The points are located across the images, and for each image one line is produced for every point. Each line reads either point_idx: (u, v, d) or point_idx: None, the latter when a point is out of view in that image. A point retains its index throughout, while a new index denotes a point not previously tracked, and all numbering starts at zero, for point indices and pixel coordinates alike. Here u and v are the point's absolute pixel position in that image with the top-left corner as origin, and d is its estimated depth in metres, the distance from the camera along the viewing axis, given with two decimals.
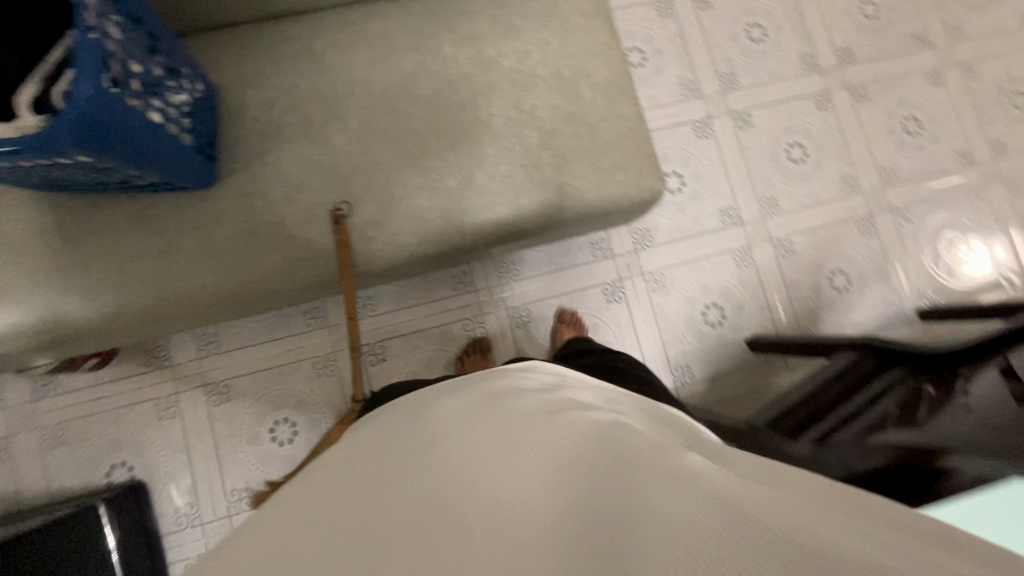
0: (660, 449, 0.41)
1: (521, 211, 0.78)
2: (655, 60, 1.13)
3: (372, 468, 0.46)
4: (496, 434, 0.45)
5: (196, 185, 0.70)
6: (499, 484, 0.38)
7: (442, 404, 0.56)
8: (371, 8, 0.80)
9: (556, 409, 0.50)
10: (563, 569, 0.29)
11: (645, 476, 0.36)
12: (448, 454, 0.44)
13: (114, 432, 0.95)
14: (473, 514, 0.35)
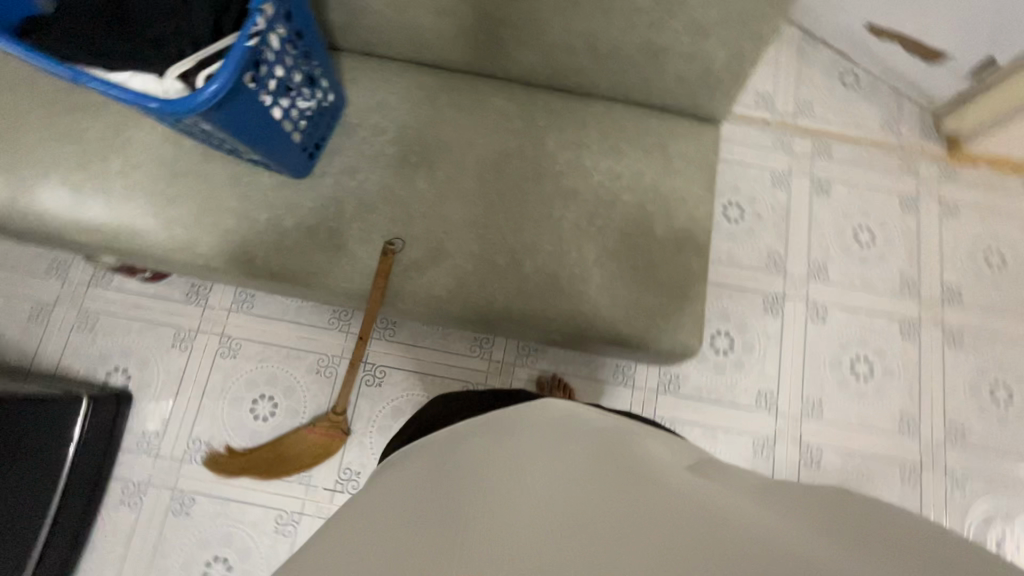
0: (674, 483, 0.40)
1: (551, 313, 0.79)
2: (750, 222, 1.13)
3: (390, 504, 0.44)
4: (509, 459, 0.44)
5: (288, 172, 0.79)
6: (510, 512, 0.37)
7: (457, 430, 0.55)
8: (502, 85, 0.87)
9: (569, 428, 0.49)
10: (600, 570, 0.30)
11: (657, 511, 0.36)
12: (461, 485, 0.42)
13: (133, 340, 1.04)
14: (490, 539, 0.34)
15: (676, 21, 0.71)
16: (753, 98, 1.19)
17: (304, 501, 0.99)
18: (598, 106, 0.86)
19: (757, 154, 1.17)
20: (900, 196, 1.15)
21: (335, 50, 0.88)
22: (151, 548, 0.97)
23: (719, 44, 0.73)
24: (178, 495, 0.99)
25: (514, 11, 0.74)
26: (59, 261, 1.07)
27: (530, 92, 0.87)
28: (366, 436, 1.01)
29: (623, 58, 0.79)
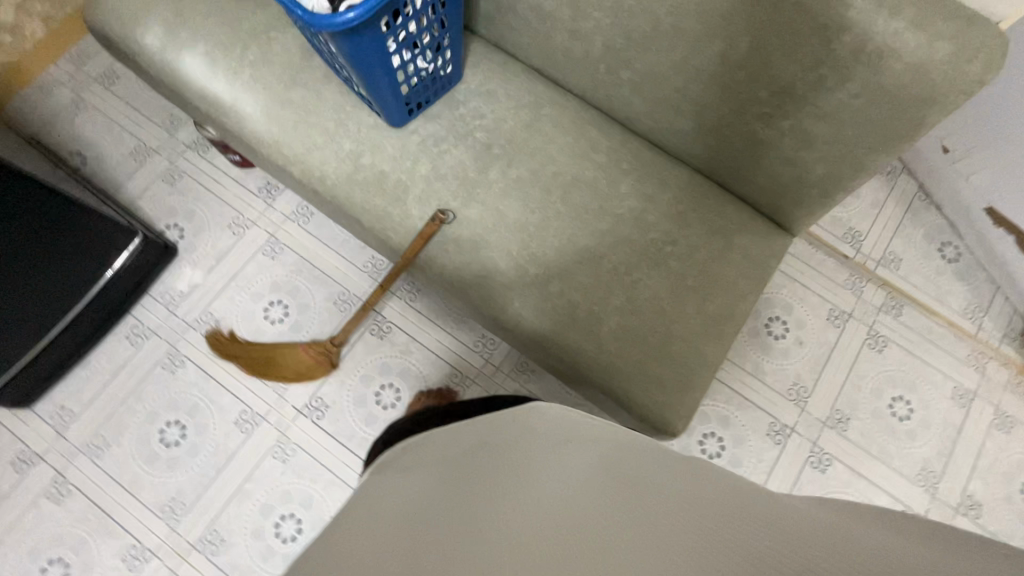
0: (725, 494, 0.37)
1: (557, 337, 0.80)
2: (789, 344, 1.10)
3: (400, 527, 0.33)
4: (543, 465, 0.41)
5: (386, 117, 0.85)
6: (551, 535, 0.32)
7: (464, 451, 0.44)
8: (603, 120, 0.90)
9: (595, 438, 0.46)
10: None
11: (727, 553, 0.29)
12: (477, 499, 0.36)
13: (200, 207, 1.14)
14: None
15: (785, 122, 0.71)
16: (843, 229, 1.17)
17: (272, 408, 1.04)
18: (682, 173, 0.88)
19: (824, 283, 1.14)
20: (956, 385, 1.08)
21: (473, 33, 0.94)
22: (131, 387, 1.04)
23: (819, 160, 0.73)
24: (173, 353, 1.06)
25: (640, 56, 0.77)
26: (175, 119, 1.20)
27: (625, 136, 0.89)
28: (349, 377, 1.06)
29: (723, 137, 0.80)
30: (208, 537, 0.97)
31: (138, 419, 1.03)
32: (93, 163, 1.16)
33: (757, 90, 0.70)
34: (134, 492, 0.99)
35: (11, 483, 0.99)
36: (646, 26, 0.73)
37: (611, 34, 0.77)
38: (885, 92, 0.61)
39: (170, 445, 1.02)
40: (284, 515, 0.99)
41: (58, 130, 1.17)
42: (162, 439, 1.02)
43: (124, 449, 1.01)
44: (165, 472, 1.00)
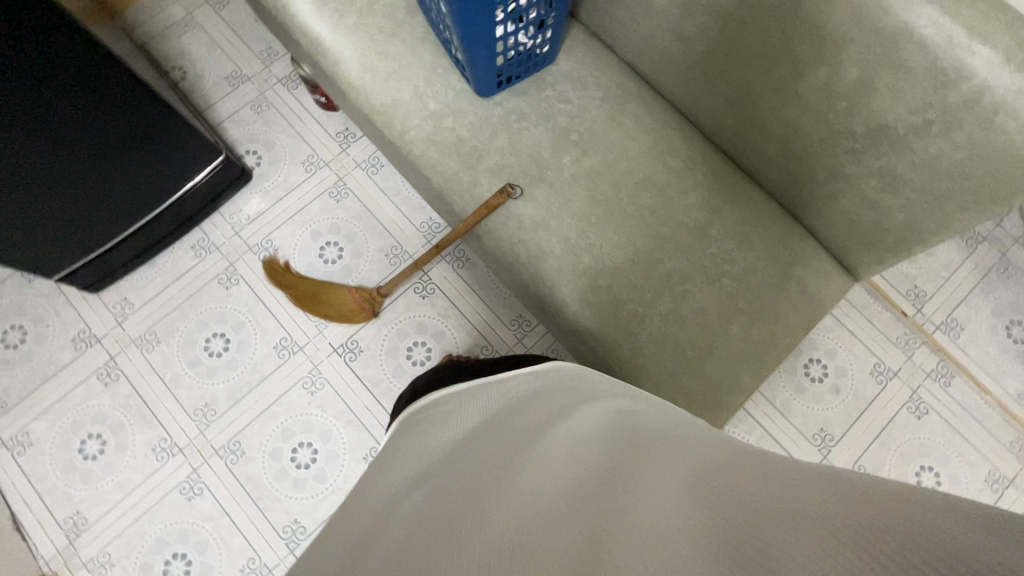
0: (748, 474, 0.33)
1: (595, 331, 0.81)
2: (823, 389, 1.08)
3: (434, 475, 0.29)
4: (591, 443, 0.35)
5: (475, 86, 0.87)
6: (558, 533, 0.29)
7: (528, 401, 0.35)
8: (685, 127, 0.90)
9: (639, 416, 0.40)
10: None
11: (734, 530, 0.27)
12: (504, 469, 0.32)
13: (280, 139, 1.19)
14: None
15: (876, 162, 0.69)
16: (907, 286, 1.12)
17: (310, 341, 1.09)
18: (754, 195, 0.87)
19: (874, 336, 1.10)
20: (991, 469, 1.04)
21: (574, 18, 0.94)
22: (188, 295, 1.11)
23: (902, 207, 0.71)
24: (230, 271, 1.12)
25: (739, 70, 0.76)
26: (273, 52, 1.25)
27: (704, 147, 0.89)
28: (386, 328, 1.09)
29: (806, 167, 0.78)
30: (231, 446, 1.03)
31: (188, 324, 1.09)
32: (191, 80, 1.22)
33: (853, 125, 0.68)
34: (173, 391, 1.06)
35: (69, 358, 1.07)
36: (753, 40, 0.71)
37: (715, 42, 0.76)
38: (990, 150, 0.59)
39: (212, 354, 1.08)
40: (301, 443, 1.04)
41: (166, 43, 1.24)
42: (206, 347, 1.08)
43: (170, 350, 1.08)
44: (203, 379, 1.07)
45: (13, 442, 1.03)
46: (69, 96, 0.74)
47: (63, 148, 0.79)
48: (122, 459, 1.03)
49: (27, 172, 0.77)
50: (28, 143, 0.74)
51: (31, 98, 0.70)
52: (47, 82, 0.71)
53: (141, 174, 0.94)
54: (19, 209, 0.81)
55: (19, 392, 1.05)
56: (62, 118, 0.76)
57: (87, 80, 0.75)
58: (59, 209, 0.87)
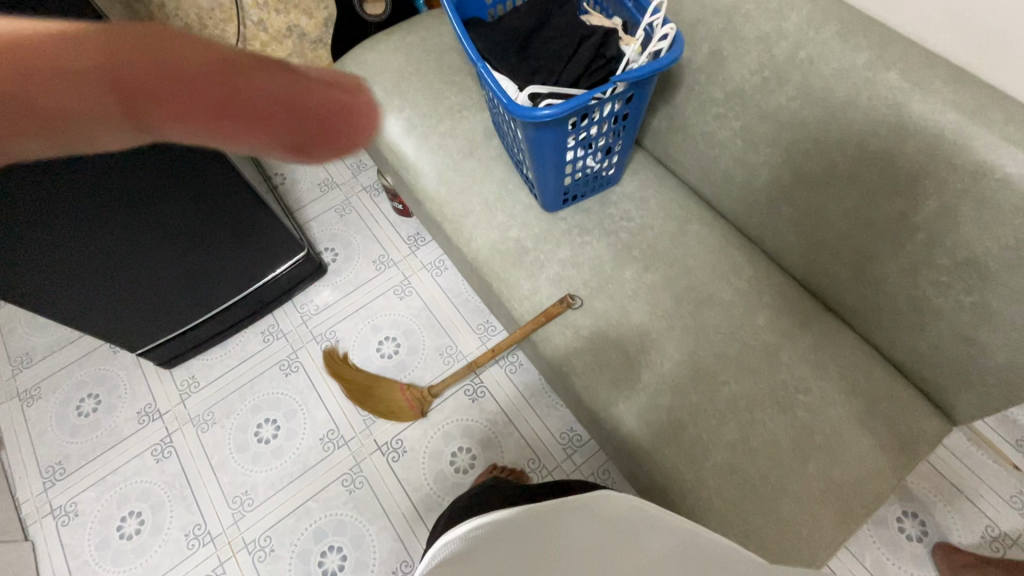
0: None
1: (654, 455, 0.75)
2: (923, 552, 0.92)
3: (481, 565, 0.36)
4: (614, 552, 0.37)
5: (541, 202, 0.93)
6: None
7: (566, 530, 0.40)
8: (751, 249, 0.89)
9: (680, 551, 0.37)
10: None
11: None
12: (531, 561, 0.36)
13: (357, 239, 1.29)
14: None
15: (966, 296, 0.65)
16: (1016, 436, 0.98)
17: (356, 436, 1.08)
18: (828, 321, 0.82)
19: (982, 493, 0.95)
20: None
21: (639, 145, 1.01)
22: (249, 377, 1.15)
23: (1004, 346, 0.64)
24: (293, 358, 1.16)
25: (806, 198, 0.76)
26: (362, 164, 1.40)
27: (771, 269, 0.87)
28: (432, 429, 1.07)
29: (885, 296, 0.74)
30: (260, 542, 1.00)
31: (244, 407, 1.12)
32: (289, 184, 1.38)
33: (936, 256, 0.65)
34: (217, 474, 1.06)
35: (130, 431, 1.11)
36: (820, 170, 0.72)
37: (780, 170, 0.77)
38: None
39: (261, 440, 1.08)
40: (331, 546, 0.99)
41: None
42: (257, 433, 1.09)
43: (224, 431, 1.10)
44: (248, 465, 1.06)
45: (59, 512, 1.04)
46: (172, 183, 0.81)
47: (172, 241, 0.90)
48: (155, 542, 1.01)
49: (135, 256, 0.87)
50: (143, 233, 0.85)
51: (142, 184, 0.78)
52: (171, 185, 0.81)
53: (231, 263, 1.03)
54: (121, 285, 0.91)
55: (79, 460, 1.09)
56: (166, 204, 0.83)
57: (200, 182, 0.85)
58: (157, 290, 0.97)
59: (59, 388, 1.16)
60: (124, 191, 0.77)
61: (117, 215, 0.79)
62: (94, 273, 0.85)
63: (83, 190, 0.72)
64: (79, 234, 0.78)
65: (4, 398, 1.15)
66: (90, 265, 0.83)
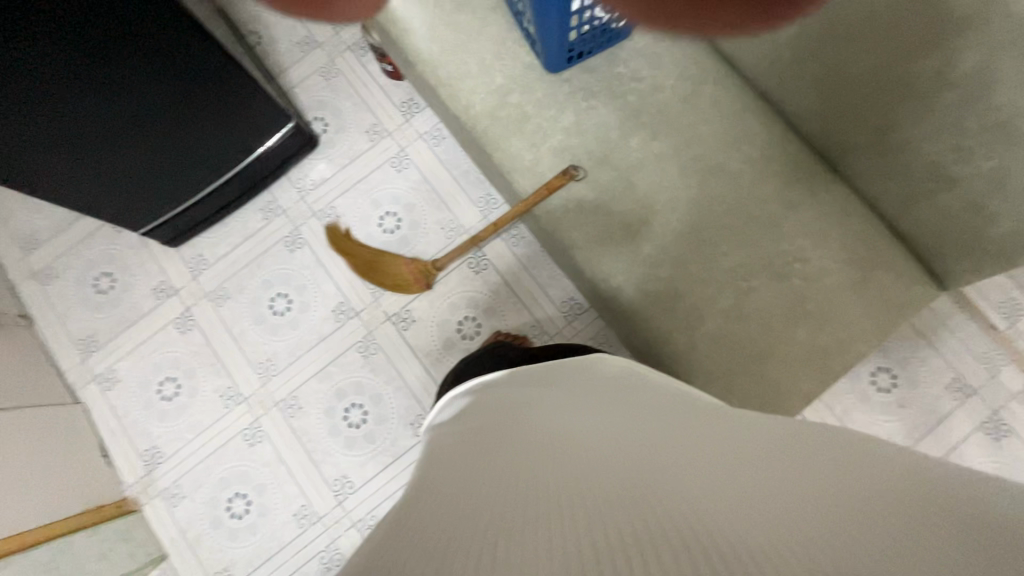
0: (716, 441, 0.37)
1: (651, 323, 0.79)
2: (888, 401, 1.02)
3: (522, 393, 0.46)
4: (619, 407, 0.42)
5: (544, 63, 0.85)
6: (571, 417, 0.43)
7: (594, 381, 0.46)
8: (767, 113, 0.83)
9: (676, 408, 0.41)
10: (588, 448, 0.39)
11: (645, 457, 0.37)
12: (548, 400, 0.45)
13: (347, 107, 1.21)
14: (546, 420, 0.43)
15: (986, 163, 0.62)
16: (1000, 297, 1.02)
17: (366, 308, 1.12)
18: (837, 190, 0.80)
19: (956, 351, 1.02)
20: None
21: None
22: (255, 254, 1.16)
23: (1013, 214, 0.63)
24: (295, 234, 1.16)
25: (835, 53, 0.69)
26: None
27: (786, 135, 0.82)
28: (439, 300, 1.11)
29: (903, 163, 0.71)
30: (289, 400, 1.10)
31: (255, 283, 1.15)
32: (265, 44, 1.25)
33: (965, 118, 0.61)
34: (240, 343, 1.13)
35: (150, 306, 1.16)
36: (856, 19, 0.64)
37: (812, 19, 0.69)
38: None
39: (276, 312, 1.13)
40: (353, 403, 1.09)
41: None
42: (271, 305, 1.14)
43: (239, 305, 1.14)
44: (267, 334, 1.13)
45: (101, 378, 1.14)
46: (142, 55, 0.73)
47: (151, 117, 0.84)
48: (194, 402, 1.11)
49: (117, 134, 0.83)
50: (123, 111, 0.80)
51: (108, 56, 0.70)
52: (167, 67, 0.78)
53: (226, 144, 1.00)
54: (118, 166, 0.89)
55: (108, 333, 1.15)
56: (137, 78, 0.76)
57: (173, 53, 0.77)
58: (146, 168, 0.93)
59: (71, 267, 1.18)
60: (88, 65, 0.69)
61: (87, 91, 0.73)
62: (76, 153, 0.81)
63: (53, 61, 0.66)
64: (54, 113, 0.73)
65: (21, 277, 1.18)
66: (85, 149, 0.82)
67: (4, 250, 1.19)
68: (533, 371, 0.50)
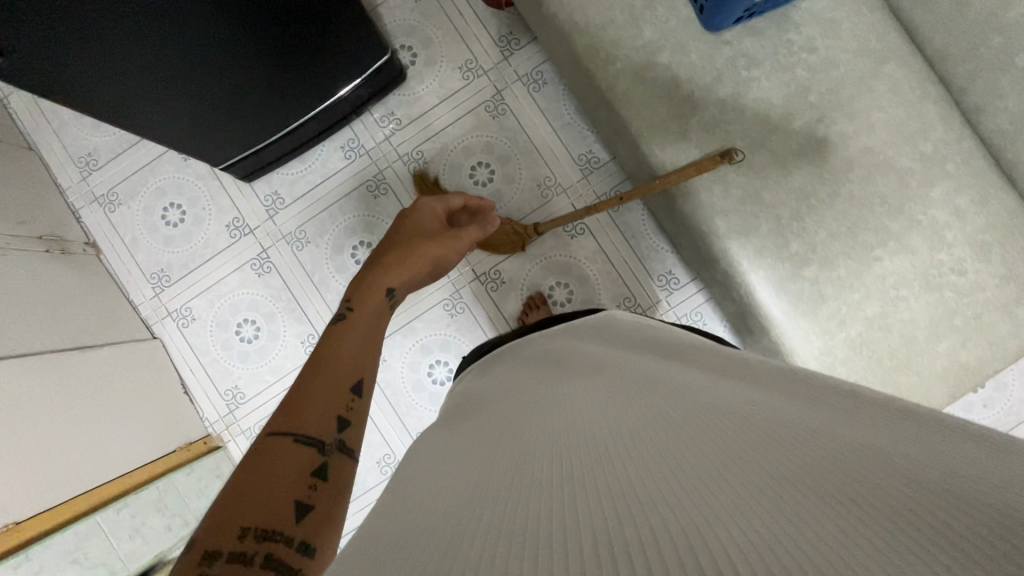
0: (703, 381, 0.42)
1: (787, 323, 0.77)
2: (973, 403, 1.01)
3: (595, 349, 0.58)
4: (648, 361, 0.51)
5: (705, 23, 0.75)
6: (620, 359, 0.53)
7: (646, 355, 0.53)
8: (947, 103, 0.75)
9: (692, 373, 0.45)
10: (606, 371, 0.50)
11: (637, 380, 0.46)
12: (614, 354, 0.55)
13: (438, 37, 1.08)
14: (596, 360, 0.55)
15: None
16: None
17: (454, 265, 1.08)
18: (1010, 198, 0.74)
19: None
20: None
21: None
22: (337, 197, 1.09)
23: None
24: (379, 179, 1.09)
25: None
26: None
27: (964, 128, 0.75)
28: (530, 262, 1.07)
29: None
30: None
31: (336, 229, 1.09)
32: None
33: None
34: (322, 291, 1.09)
35: (223, 244, 1.10)
36: None
37: None
38: None
39: (359, 262, 1.09)
40: (438, 360, 1.08)
41: None
42: (353, 254, 1.09)
43: (320, 251, 1.09)
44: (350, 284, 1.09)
45: (176, 314, 1.10)
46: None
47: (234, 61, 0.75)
48: (274, 346, 1.09)
49: (199, 82, 0.75)
50: (207, 58, 0.71)
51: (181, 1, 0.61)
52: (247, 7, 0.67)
53: (307, 81, 0.88)
54: (182, 75, 0.71)
55: (181, 268, 1.11)
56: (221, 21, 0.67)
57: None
58: (232, 114, 0.85)
59: (137, 194, 1.11)
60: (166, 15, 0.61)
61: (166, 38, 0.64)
62: (156, 101, 0.74)
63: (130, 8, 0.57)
64: (134, 62, 0.65)
65: (83, 201, 1.11)
66: (166, 96, 0.74)
67: (62, 170, 1.11)
68: (606, 345, 0.59)
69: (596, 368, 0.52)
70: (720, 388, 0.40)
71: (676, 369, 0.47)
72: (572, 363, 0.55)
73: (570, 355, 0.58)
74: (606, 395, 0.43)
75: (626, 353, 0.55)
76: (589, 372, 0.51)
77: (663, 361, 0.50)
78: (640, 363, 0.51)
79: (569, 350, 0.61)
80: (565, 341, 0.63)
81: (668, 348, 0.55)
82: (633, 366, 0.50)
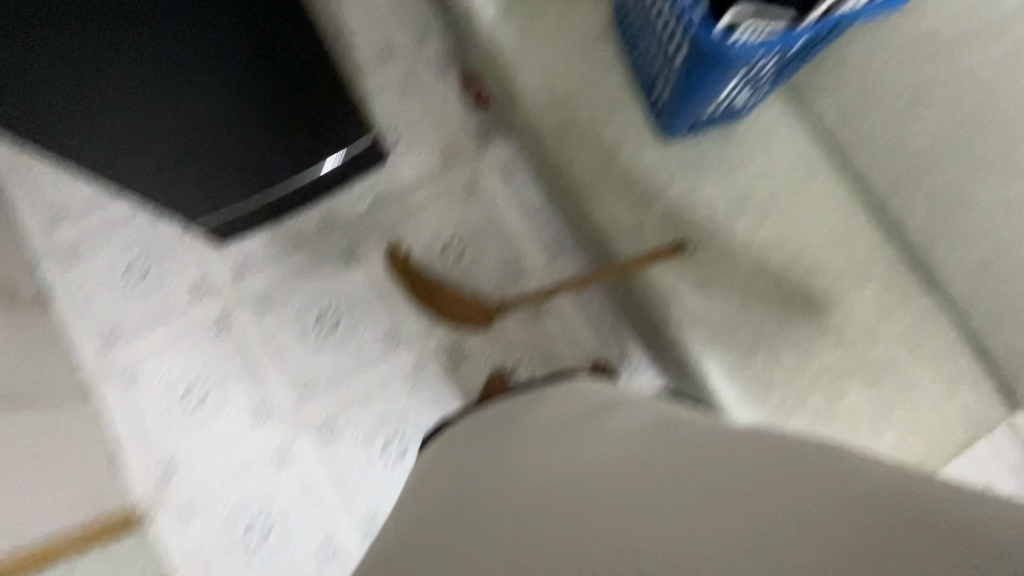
0: (675, 486, 0.44)
1: (739, 409, 0.79)
2: None
3: (560, 421, 0.60)
4: (614, 447, 0.52)
5: (658, 129, 0.84)
6: (586, 440, 0.55)
7: (613, 437, 0.54)
8: (873, 214, 0.84)
9: (662, 471, 0.47)
10: (575, 461, 0.51)
11: (611, 477, 0.47)
12: (580, 430, 0.57)
13: (421, 126, 1.16)
14: (562, 438, 0.56)
15: None
16: None
17: (419, 338, 1.08)
18: (932, 301, 0.81)
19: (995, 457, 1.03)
20: None
21: None
22: (307, 265, 1.10)
23: None
24: (351, 250, 1.11)
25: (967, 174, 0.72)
26: (427, 31, 1.20)
27: (888, 237, 0.83)
28: (495, 340, 1.08)
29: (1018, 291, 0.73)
30: (326, 425, 1.04)
31: (303, 296, 1.09)
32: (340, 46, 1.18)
33: None
34: (280, 359, 1.06)
35: (183, 305, 1.08)
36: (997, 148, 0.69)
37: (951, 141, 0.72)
38: None
39: (323, 330, 1.08)
40: (394, 435, 1.04)
41: None
42: (318, 322, 1.08)
43: (284, 317, 1.08)
44: (311, 352, 1.07)
45: (121, 375, 1.05)
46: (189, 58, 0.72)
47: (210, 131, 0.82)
48: (221, 414, 1.04)
49: (183, 156, 0.82)
50: (184, 129, 0.78)
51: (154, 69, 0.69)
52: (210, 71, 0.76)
53: (286, 150, 0.95)
54: (160, 132, 0.76)
55: (133, 327, 1.07)
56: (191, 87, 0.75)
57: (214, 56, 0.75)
58: (215, 188, 0.91)
59: (100, 251, 1.10)
60: (142, 86, 0.69)
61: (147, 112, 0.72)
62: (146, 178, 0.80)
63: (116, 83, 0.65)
64: (124, 140, 0.72)
65: (42, 255, 1.09)
66: (155, 172, 0.80)
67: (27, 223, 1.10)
68: (572, 418, 0.60)
69: (564, 456, 0.53)
70: (690, 500, 0.42)
71: (645, 464, 0.48)
72: (540, 444, 0.56)
73: (538, 432, 0.59)
74: (579, 509, 0.44)
75: (594, 431, 0.56)
76: (559, 461, 0.52)
77: (631, 448, 0.52)
78: (608, 450, 0.52)
79: (536, 419, 0.62)
80: (532, 408, 0.64)
81: (630, 422, 0.57)
82: (601, 456, 0.51)
